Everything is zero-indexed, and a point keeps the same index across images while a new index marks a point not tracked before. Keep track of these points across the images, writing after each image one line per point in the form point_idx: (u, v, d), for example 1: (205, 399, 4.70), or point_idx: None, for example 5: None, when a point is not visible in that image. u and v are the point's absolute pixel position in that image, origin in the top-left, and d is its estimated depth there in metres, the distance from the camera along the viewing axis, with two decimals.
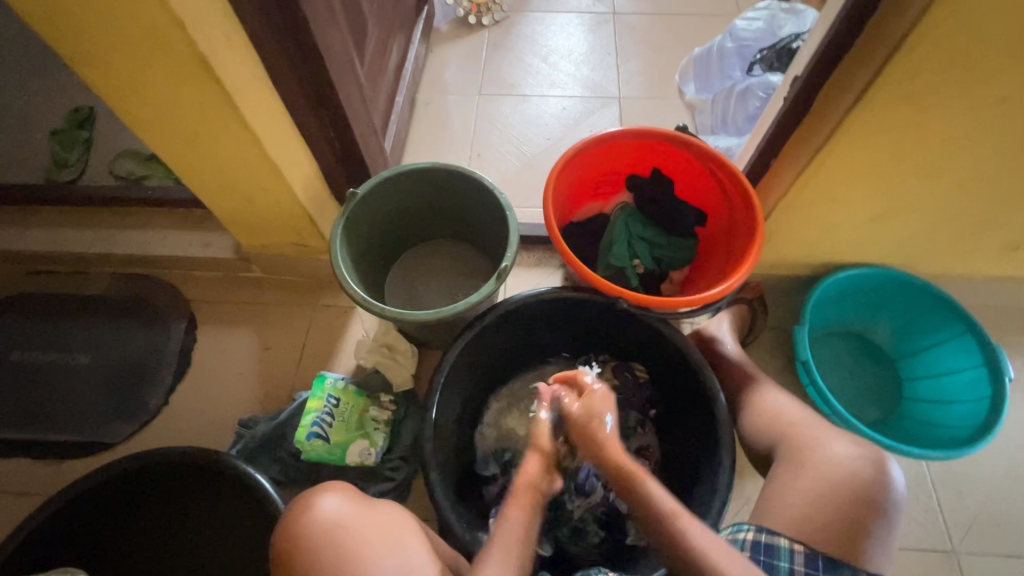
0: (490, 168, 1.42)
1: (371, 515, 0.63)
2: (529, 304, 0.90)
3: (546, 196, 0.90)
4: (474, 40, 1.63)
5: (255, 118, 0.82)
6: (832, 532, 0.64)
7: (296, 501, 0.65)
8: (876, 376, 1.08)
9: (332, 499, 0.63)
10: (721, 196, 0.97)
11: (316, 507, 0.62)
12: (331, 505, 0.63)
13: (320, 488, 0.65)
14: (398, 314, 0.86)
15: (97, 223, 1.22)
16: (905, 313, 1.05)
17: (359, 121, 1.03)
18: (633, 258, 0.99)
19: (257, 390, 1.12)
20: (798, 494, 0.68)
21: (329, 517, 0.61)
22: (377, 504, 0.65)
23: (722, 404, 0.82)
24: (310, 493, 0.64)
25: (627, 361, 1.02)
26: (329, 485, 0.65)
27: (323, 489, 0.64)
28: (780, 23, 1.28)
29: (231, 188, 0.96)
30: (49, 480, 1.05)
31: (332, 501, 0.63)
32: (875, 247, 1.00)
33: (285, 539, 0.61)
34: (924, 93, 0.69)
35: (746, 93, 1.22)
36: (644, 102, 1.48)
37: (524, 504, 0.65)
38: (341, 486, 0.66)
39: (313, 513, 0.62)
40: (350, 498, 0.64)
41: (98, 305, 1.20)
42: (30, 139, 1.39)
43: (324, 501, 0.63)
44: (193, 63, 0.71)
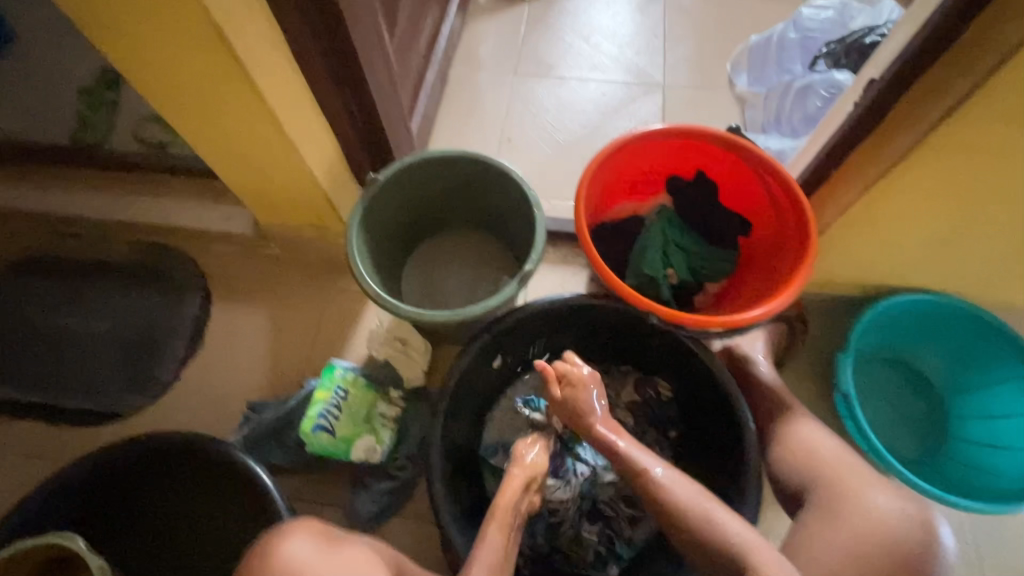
0: (520, 155, 1.35)
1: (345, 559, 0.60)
2: (550, 309, 0.85)
3: (578, 197, 0.83)
4: (512, 15, 1.53)
5: (273, 94, 0.77)
6: None
7: (265, 536, 0.62)
8: (921, 410, 0.99)
9: (302, 540, 0.60)
10: (769, 207, 0.88)
11: (280, 555, 0.58)
12: (300, 548, 0.59)
13: (288, 528, 0.61)
14: (410, 311, 0.82)
15: (119, 189, 1.20)
16: (960, 345, 0.97)
17: (385, 100, 0.97)
18: (666, 267, 0.93)
19: (267, 372, 1.10)
20: (837, 548, 0.63)
21: (292, 562, 0.58)
22: (349, 549, 0.61)
23: (751, 437, 0.76)
24: (277, 534, 0.61)
25: (650, 376, 0.95)
26: (298, 524, 0.62)
27: (290, 531, 0.60)
28: (852, 14, 1.16)
29: (247, 164, 0.92)
30: (63, 446, 1.06)
31: (300, 543, 0.59)
32: (939, 272, 0.90)
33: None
34: None
35: (806, 90, 1.11)
36: (691, 92, 1.38)
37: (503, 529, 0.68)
38: (310, 525, 0.63)
39: (280, 554, 0.58)
40: (319, 541, 0.61)
41: (116, 273, 1.19)
42: (59, 96, 1.37)
43: (292, 542, 0.59)
44: (208, 32, 0.66)
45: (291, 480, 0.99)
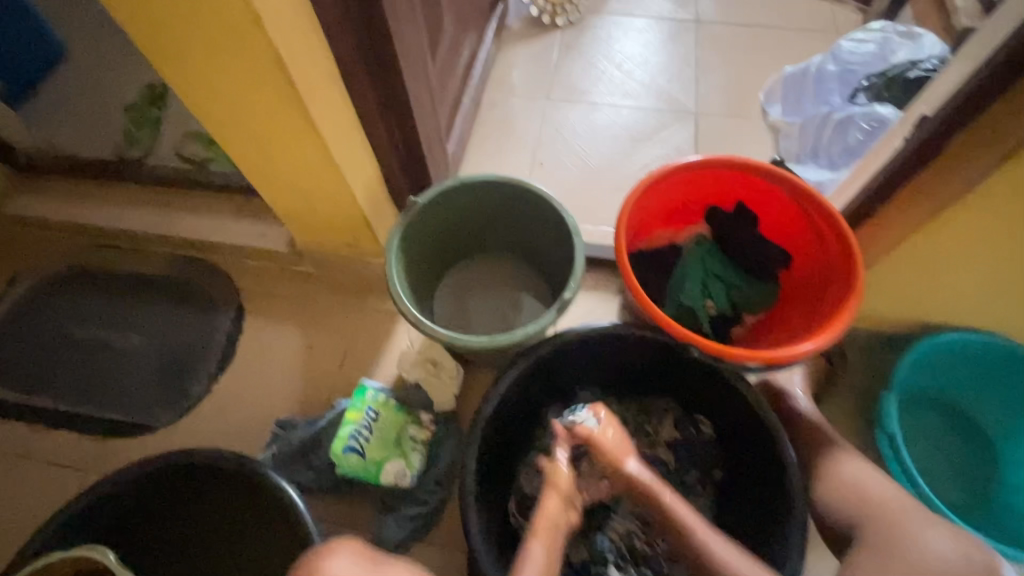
0: (552, 179, 1.35)
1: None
2: (588, 338, 0.84)
3: (618, 226, 0.83)
4: (545, 42, 1.56)
5: (323, 118, 0.78)
6: None
7: (308, 556, 0.61)
8: (966, 453, 0.95)
9: (343, 560, 0.59)
10: (812, 241, 0.87)
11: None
12: (341, 567, 0.59)
13: (331, 546, 0.61)
14: (448, 336, 0.81)
15: (160, 204, 1.22)
16: (1011, 389, 0.92)
17: (426, 125, 0.99)
18: (706, 298, 0.90)
19: (297, 389, 1.10)
20: None
21: None
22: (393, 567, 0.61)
23: (797, 479, 0.73)
24: (315, 554, 0.60)
25: (691, 414, 0.93)
26: (338, 543, 0.61)
27: (330, 553, 0.60)
28: (893, 47, 1.15)
29: (291, 185, 0.93)
30: (93, 456, 1.07)
31: (341, 563, 0.59)
32: (989, 311, 0.88)
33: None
34: None
35: (846, 122, 1.10)
36: (724, 120, 1.38)
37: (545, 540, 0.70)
38: (352, 544, 0.62)
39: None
40: (361, 560, 0.60)
41: (153, 286, 1.21)
42: (106, 113, 1.41)
43: (333, 562, 0.59)
44: (268, 61, 0.67)
45: (319, 501, 0.98)
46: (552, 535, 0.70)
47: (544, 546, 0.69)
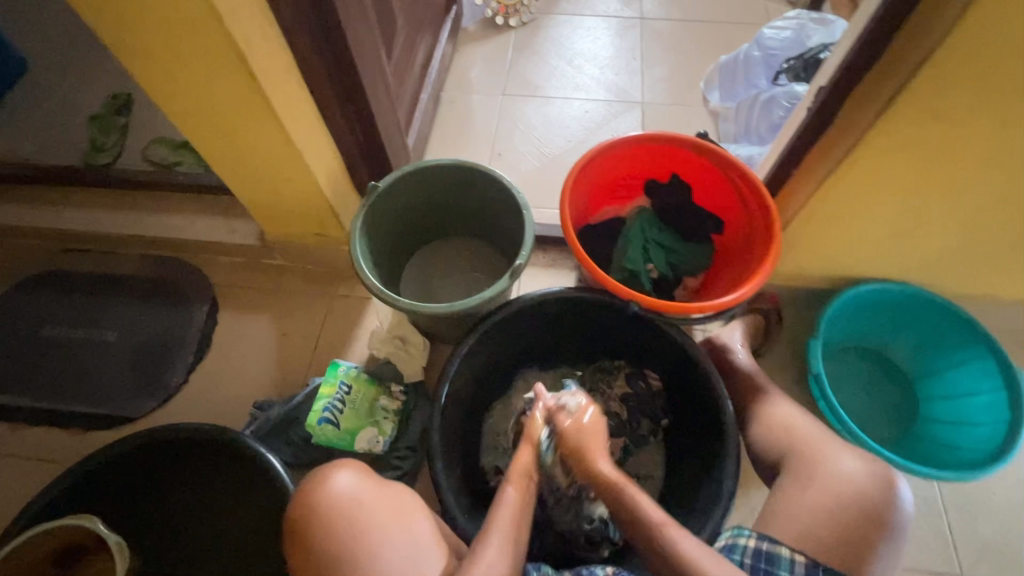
0: (510, 168, 1.43)
1: (386, 494, 0.68)
2: (541, 303, 0.92)
3: (563, 197, 0.91)
4: (500, 41, 1.64)
5: (284, 109, 0.84)
6: (836, 543, 0.64)
7: (311, 474, 0.69)
8: (891, 394, 1.06)
9: (347, 474, 0.67)
10: (738, 205, 0.97)
11: (328, 487, 0.66)
12: (346, 481, 0.67)
13: (335, 464, 0.69)
14: (410, 305, 0.88)
15: (129, 205, 1.26)
16: (926, 333, 1.04)
17: (385, 116, 1.06)
18: (647, 262, 1.00)
19: (272, 374, 1.15)
20: (803, 507, 0.67)
21: (344, 493, 0.65)
22: (389, 485, 0.69)
23: (729, 412, 0.82)
24: (325, 467, 0.68)
25: (641, 369, 1.01)
26: (344, 461, 0.69)
27: (336, 469, 0.68)
28: (809, 33, 1.27)
29: (257, 175, 0.99)
30: (73, 449, 1.10)
31: (346, 477, 0.67)
32: (898, 261, 0.98)
33: (298, 506, 0.66)
34: (953, 106, 0.68)
35: (771, 102, 1.21)
36: (667, 108, 1.48)
37: (519, 487, 0.71)
38: (354, 463, 0.70)
39: (328, 487, 0.66)
40: (363, 477, 0.68)
41: (126, 285, 1.25)
42: (72, 122, 1.45)
43: (339, 475, 0.67)
44: (228, 54, 0.74)
45: (298, 476, 1.03)
46: (524, 482, 0.72)
47: (517, 492, 0.71)
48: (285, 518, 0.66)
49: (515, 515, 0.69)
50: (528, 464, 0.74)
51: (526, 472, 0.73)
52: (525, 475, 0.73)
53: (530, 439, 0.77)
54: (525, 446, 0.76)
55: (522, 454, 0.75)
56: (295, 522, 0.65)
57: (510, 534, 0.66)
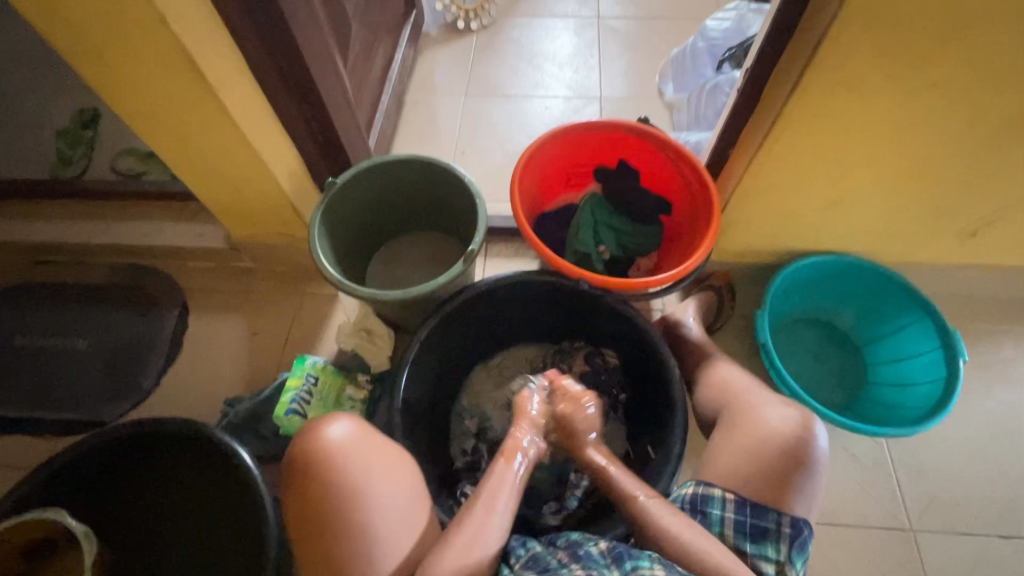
0: (474, 165, 1.48)
1: (379, 441, 0.72)
2: (497, 287, 0.95)
3: (512, 185, 0.95)
4: (461, 44, 1.69)
5: (238, 110, 0.88)
6: (751, 482, 0.65)
7: (314, 422, 0.73)
8: (840, 361, 1.11)
9: (347, 426, 0.72)
10: (682, 186, 1.01)
11: (323, 438, 0.70)
12: (344, 430, 0.71)
13: (336, 416, 0.73)
14: (370, 294, 0.91)
15: (98, 215, 1.28)
16: (868, 301, 1.09)
17: (342, 116, 1.09)
18: (598, 244, 1.03)
19: (243, 373, 1.17)
20: (723, 452, 0.69)
21: (341, 441, 0.70)
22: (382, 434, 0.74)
23: (676, 379, 0.86)
24: (328, 416, 0.73)
25: (598, 347, 1.06)
26: (339, 414, 0.73)
27: (328, 423, 0.72)
28: (748, 22, 1.33)
29: (218, 177, 1.02)
30: (47, 455, 1.11)
31: (345, 428, 0.71)
32: (836, 233, 1.03)
33: (297, 453, 0.71)
34: (858, 81, 0.73)
35: (715, 89, 1.26)
36: (624, 101, 1.54)
37: (512, 460, 0.75)
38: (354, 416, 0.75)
39: (329, 434, 0.71)
40: (360, 428, 0.73)
41: (96, 293, 1.26)
42: (39, 137, 1.46)
43: (339, 425, 0.71)
44: (178, 58, 0.77)
45: (270, 470, 1.05)
46: (515, 456, 0.76)
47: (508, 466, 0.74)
48: (287, 466, 0.71)
49: (510, 485, 0.73)
50: (526, 440, 0.78)
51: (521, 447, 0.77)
52: (519, 448, 0.77)
53: (523, 415, 0.82)
54: (523, 422, 0.81)
55: (518, 429, 0.80)
56: (294, 469, 0.70)
57: (502, 505, 0.70)
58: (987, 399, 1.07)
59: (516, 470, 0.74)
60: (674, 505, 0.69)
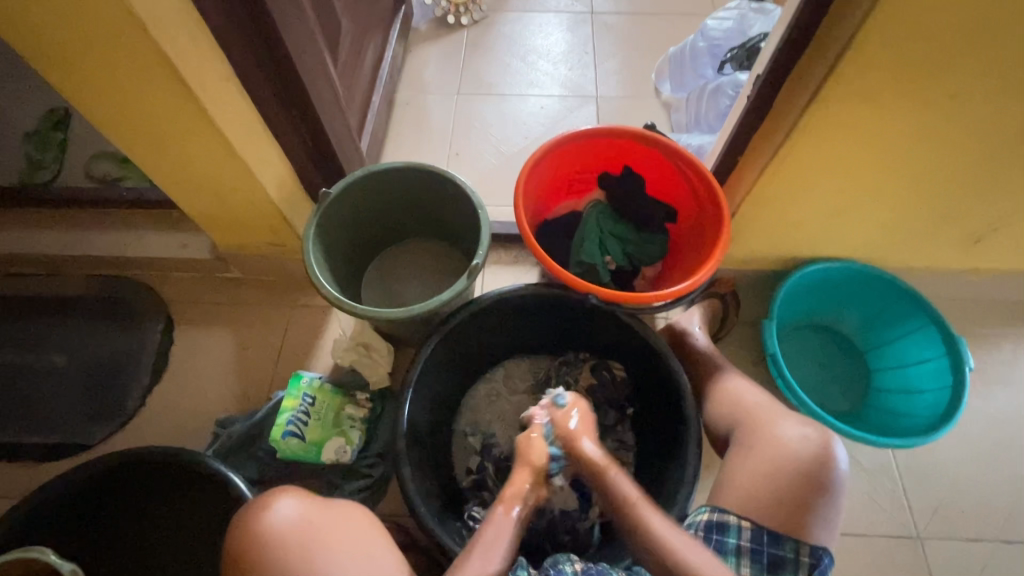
0: (468, 167, 1.43)
1: (333, 510, 0.68)
2: (501, 301, 0.92)
3: (516, 194, 0.91)
4: (452, 40, 1.63)
5: (224, 118, 0.82)
6: (773, 508, 0.64)
7: (253, 502, 0.68)
8: (844, 367, 1.10)
9: (288, 503, 0.66)
10: (689, 193, 0.99)
11: (268, 517, 0.65)
12: (287, 508, 0.66)
13: (276, 493, 0.68)
14: (369, 311, 0.87)
15: (72, 224, 1.21)
16: (873, 306, 1.08)
17: (334, 121, 1.04)
18: (604, 255, 1.01)
19: (234, 390, 1.12)
20: (741, 475, 0.68)
21: (283, 520, 0.64)
22: (335, 501, 0.69)
23: (689, 396, 0.84)
24: (267, 495, 0.67)
25: (605, 359, 1.04)
26: (284, 489, 0.68)
27: (272, 501, 0.66)
28: (750, 22, 1.30)
29: (203, 187, 0.96)
30: (26, 482, 1.05)
31: (287, 505, 0.66)
32: (842, 240, 1.02)
33: (238, 540, 0.64)
34: (876, 91, 0.71)
35: (717, 91, 1.24)
36: (621, 100, 1.50)
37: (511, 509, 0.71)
38: (298, 490, 0.69)
39: (268, 516, 0.65)
40: (304, 503, 0.67)
41: (73, 307, 1.20)
42: (5, 140, 1.38)
43: (279, 504, 0.66)
44: (160, 66, 0.71)
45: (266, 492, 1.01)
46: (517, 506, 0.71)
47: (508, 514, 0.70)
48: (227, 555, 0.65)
49: (505, 540, 0.67)
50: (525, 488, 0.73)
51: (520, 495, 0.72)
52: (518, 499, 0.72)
53: (528, 463, 0.75)
54: (523, 469, 0.75)
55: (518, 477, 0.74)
56: (238, 556, 0.64)
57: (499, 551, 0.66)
58: (988, 404, 1.07)
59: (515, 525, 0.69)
60: (685, 532, 0.67)
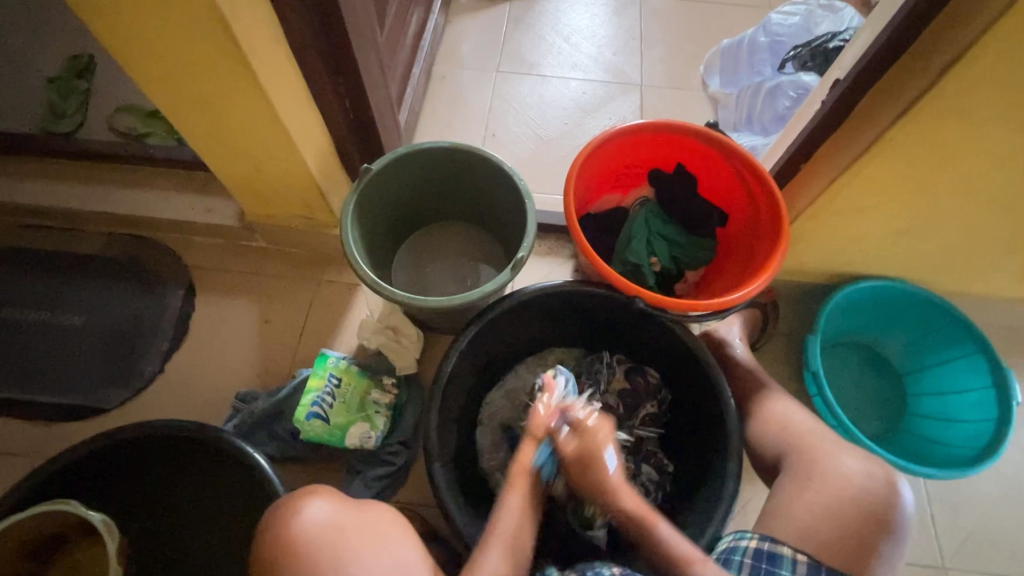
0: (504, 149, 1.37)
1: (364, 518, 0.65)
2: (541, 297, 0.88)
3: (567, 185, 0.87)
4: (493, 13, 1.56)
5: (270, 82, 0.77)
6: (838, 543, 0.64)
7: (288, 521, 0.63)
8: (880, 388, 1.08)
9: (320, 509, 0.64)
10: (745, 198, 0.94)
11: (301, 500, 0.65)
12: (320, 514, 0.63)
13: (303, 504, 0.64)
14: (408, 298, 0.83)
15: (94, 180, 1.17)
16: (918, 329, 1.04)
17: (377, 93, 0.99)
18: (650, 255, 0.97)
19: (255, 365, 1.09)
20: (804, 506, 0.68)
21: (327, 522, 0.63)
22: (384, 524, 0.65)
23: (733, 410, 0.80)
24: (296, 510, 0.64)
25: (641, 365, 0.98)
26: (308, 497, 0.65)
27: (312, 494, 0.66)
28: (816, 19, 1.26)
29: (240, 153, 0.92)
30: (40, 441, 1.03)
31: (318, 512, 0.64)
32: (896, 259, 0.98)
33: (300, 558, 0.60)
34: (977, 108, 0.66)
35: (776, 91, 1.19)
36: (666, 91, 1.44)
37: (519, 489, 0.72)
38: (322, 492, 0.67)
39: (309, 526, 0.62)
40: (331, 504, 0.65)
41: (93, 265, 1.16)
42: (25, 85, 1.32)
43: (311, 514, 0.63)
44: (212, 22, 0.66)
45: (285, 471, 0.99)
46: (526, 482, 0.72)
47: (520, 498, 0.71)
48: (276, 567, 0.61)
49: (517, 521, 0.69)
50: (533, 460, 0.74)
51: (528, 469, 0.73)
52: (526, 474, 0.73)
53: (531, 434, 0.76)
54: (530, 444, 0.75)
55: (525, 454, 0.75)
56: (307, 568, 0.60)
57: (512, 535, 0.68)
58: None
59: (524, 503, 0.71)
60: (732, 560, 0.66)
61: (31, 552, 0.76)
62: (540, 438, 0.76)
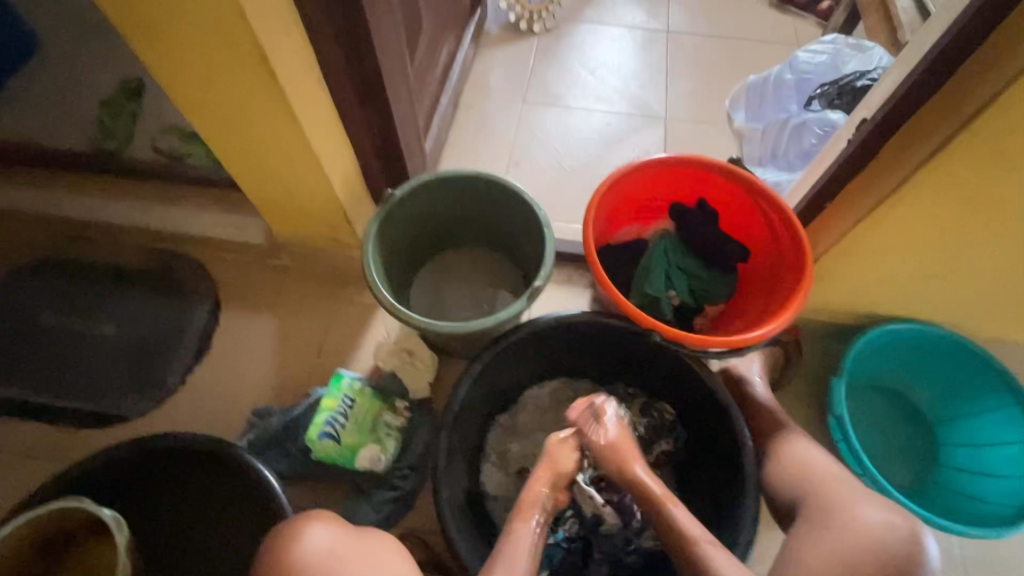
0: (528, 178, 1.39)
1: (364, 544, 0.65)
2: (556, 327, 0.88)
3: (587, 216, 0.87)
4: (522, 46, 1.60)
5: (303, 111, 0.81)
6: None
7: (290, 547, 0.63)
8: (910, 437, 1.03)
9: (320, 534, 0.64)
10: (768, 235, 0.93)
11: (318, 515, 0.66)
12: (321, 539, 0.63)
13: (305, 528, 0.64)
14: (423, 322, 0.84)
15: (134, 196, 1.22)
16: (949, 376, 1.00)
17: (405, 121, 1.02)
18: (669, 289, 0.97)
19: (273, 381, 1.11)
20: (821, 556, 0.65)
21: (328, 549, 0.63)
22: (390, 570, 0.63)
23: (750, 451, 0.78)
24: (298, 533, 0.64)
25: (656, 400, 0.96)
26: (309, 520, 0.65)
27: (313, 518, 0.65)
28: (844, 58, 1.25)
29: (271, 176, 0.95)
30: (64, 446, 1.06)
31: (319, 536, 0.64)
32: (926, 302, 0.95)
33: None
34: (1008, 152, 0.65)
35: (802, 128, 1.19)
36: (691, 125, 1.45)
37: (527, 518, 0.69)
38: (322, 516, 0.67)
39: (310, 552, 0.62)
40: (331, 528, 0.65)
41: (127, 276, 1.21)
42: (79, 106, 1.40)
43: (313, 537, 0.63)
44: (252, 54, 0.70)
45: (295, 489, 1.00)
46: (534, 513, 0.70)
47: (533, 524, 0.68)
48: None
49: (525, 548, 0.66)
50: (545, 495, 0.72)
51: (539, 500, 0.71)
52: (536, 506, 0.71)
53: (548, 465, 0.75)
54: (541, 473, 0.74)
55: (535, 485, 0.73)
56: None
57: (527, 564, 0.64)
58: None
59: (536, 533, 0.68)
60: None
61: (40, 551, 0.77)
62: (557, 475, 0.74)
